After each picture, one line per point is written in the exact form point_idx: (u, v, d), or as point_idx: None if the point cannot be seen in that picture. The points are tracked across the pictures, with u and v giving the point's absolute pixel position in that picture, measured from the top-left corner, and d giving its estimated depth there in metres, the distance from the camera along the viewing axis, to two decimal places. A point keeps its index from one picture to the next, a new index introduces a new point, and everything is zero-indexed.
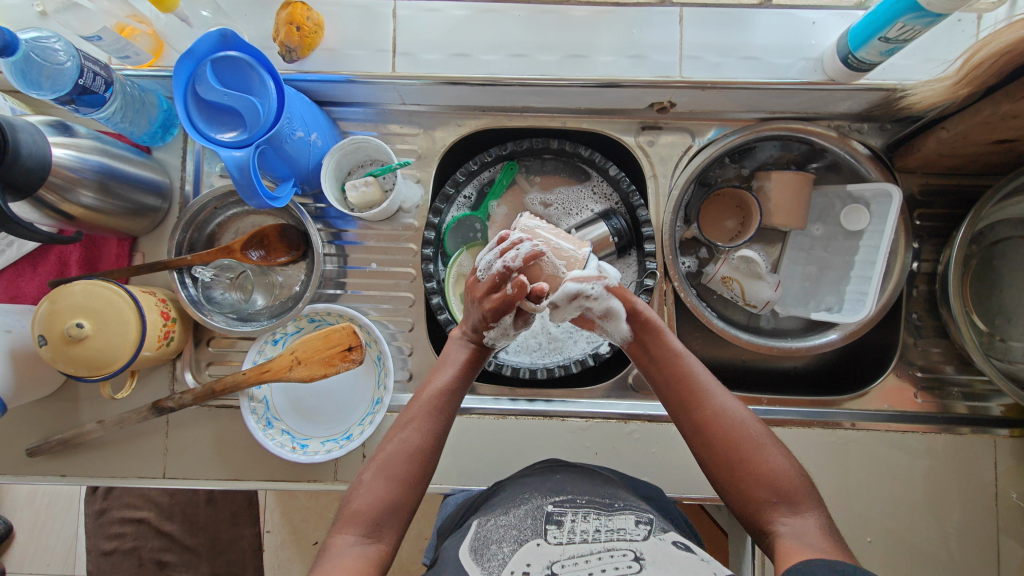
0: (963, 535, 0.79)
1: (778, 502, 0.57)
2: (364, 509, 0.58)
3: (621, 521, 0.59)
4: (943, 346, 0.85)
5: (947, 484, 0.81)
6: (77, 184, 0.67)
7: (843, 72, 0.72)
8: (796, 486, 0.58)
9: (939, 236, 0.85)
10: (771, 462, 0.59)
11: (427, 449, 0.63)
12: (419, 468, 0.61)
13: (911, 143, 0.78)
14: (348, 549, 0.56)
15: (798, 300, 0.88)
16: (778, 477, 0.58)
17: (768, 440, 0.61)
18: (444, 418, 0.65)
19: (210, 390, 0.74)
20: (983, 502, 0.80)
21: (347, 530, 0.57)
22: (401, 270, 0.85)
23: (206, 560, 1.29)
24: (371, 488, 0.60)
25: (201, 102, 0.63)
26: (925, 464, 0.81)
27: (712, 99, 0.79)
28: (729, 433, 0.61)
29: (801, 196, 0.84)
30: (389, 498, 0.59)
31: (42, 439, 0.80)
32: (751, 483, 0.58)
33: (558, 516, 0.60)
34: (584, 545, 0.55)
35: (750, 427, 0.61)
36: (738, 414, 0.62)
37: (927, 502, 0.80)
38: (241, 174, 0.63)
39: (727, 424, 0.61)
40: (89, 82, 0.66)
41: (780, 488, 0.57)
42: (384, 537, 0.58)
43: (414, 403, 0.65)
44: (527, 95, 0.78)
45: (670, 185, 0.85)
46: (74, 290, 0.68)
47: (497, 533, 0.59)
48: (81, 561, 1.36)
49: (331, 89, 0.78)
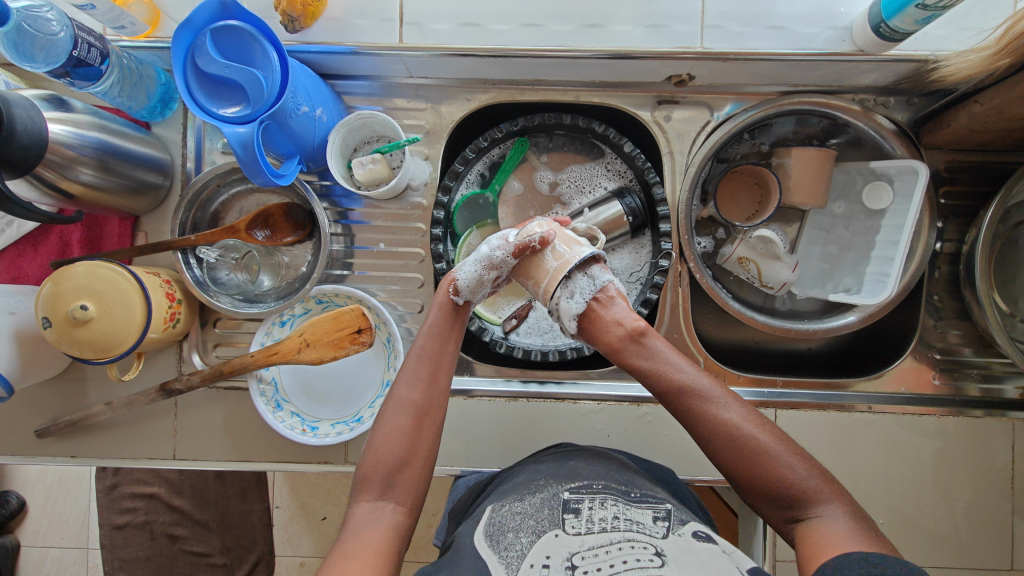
0: (970, 514, 0.79)
1: (792, 505, 0.55)
2: (376, 475, 0.58)
3: (640, 510, 0.59)
4: (963, 329, 0.82)
5: (958, 464, 0.80)
6: (76, 162, 0.65)
7: (874, 41, 0.68)
8: (809, 488, 0.54)
9: (963, 215, 0.82)
10: (782, 468, 0.55)
11: (425, 400, 0.61)
12: (419, 423, 0.60)
13: (940, 117, 0.75)
14: (370, 516, 0.55)
15: (815, 282, 0.86)
16: (787, 485, 0.55)
17: (779, 444, 0.57)
18: (438, 368, 0.63)
19: (218, 371, 0.73)
20: (993, 482, 0.79)
21: (364, 498, 0.57)
22: (409, 250, 0.83)
23: (217, 534, 1.30)
24: (376, 455, 0.59)
25: (203, 76, 0.60)
26: (935, 444, 0.80)
27: (733, 71, 0.75)
28: (735, 450, 0.57)
29: (821, 173, 0.82)
30: (397, 456, 0.58)
31: (51, 420, 0.79)
32: (763, 491, 0.56)
33: (576, 503, 0.60)
34: (603, 534, 0.55)
35: (751, 433, 0.57)
36: (741, 423, 0.58)
37: (936, 483, 0.79)
38: (245, 151, 0.61)
39: (730, 439, 0.58)
40: (84, 54, 0.63)
41: (792, 495, 0.55)
42: (401, 496, 0.57)
43: (410, 361, 0.63)
44: (541, 66, 0.75)
45: (687, 163, 0.82)
46: (77, 272, 0.67)
47: (512, 521, 0.59)
48: (94, 534, 1.38)
49: (336, 62, 0.75)
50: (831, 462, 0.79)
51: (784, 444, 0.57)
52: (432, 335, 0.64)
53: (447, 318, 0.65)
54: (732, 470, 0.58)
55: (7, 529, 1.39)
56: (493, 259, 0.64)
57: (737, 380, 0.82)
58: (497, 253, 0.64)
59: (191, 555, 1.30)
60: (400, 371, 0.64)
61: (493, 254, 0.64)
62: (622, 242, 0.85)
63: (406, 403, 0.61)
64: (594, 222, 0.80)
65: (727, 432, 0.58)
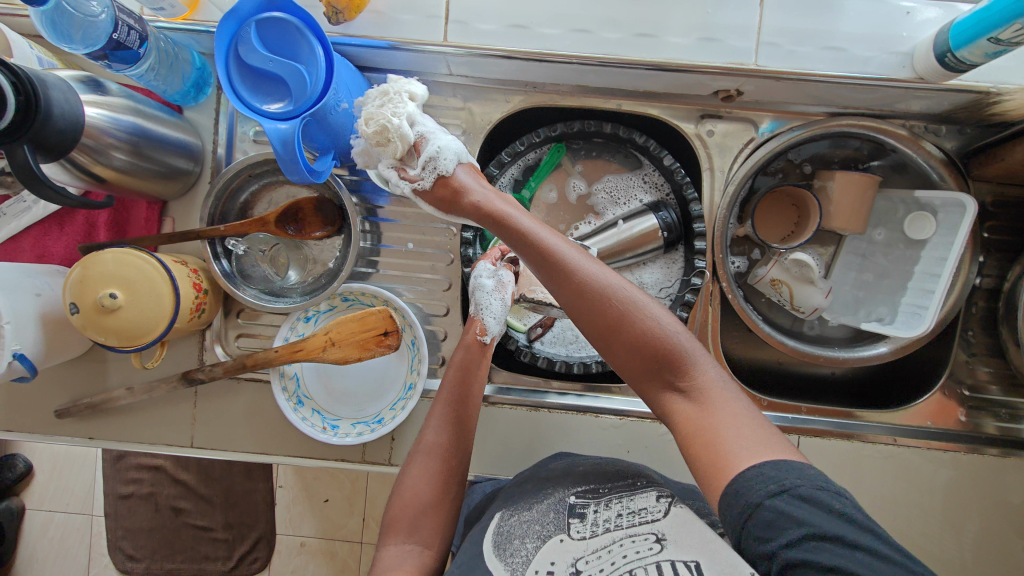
0: (977, 544, 0.78)
1: (665, 364, 0.55)
2: (403, 518, 0.63)
3: (643, 497, 0.59)
4: (995, 367, 0.81)
5: (970, 496, 0.78)
6: (109, 146, 0.64)
7: (937, 72, 0.66)
8: (679, 346, 0.55)
9: (1006, 251, 0.80)
10: (642, 325, 0.56)
11: (451, 445, 0.68)
12: (447, 468, 0.67)
13: (995, 150, 0.73)
14: (398, 557, 0.60)
15: (846, 309, 0.85)
16: (651, 341, 0.56)
17: (649, 301, 0.57)
18: (462, 414, 0.69)
19: (242, 364, 0.73)
20: (1004, 516, 0.78)
21: (393, 540, 0.62)
22: (437, 252, 0.81)
23: (220, 509, 1.31)
24: (406, 498, 0.64)
25: (244, 68, 0.58)
26: (948, 474, 0.79)
27: (783, 90, 0.73)
28: (604, 308, 0.57)
29: (864, 199, 0.80)
30: (423, 499, 0.64)
31: (69, 402, 0.79)
32: (626, 344, 0.56)
33: (582, 508, 0.60)
34: (607, 535, 0.56)
35: (623, 290, 0.58)
36: (604, 279, 0.58)
37: (948, 515, 0.78)
38: (285, 149, 0.59)
39: (570, 294, 0.58)
40: (124, 36, 0.61)
41: (671, 361, 0.55)
42: (427, 538, 0.62)
43: (437, 409, 0.70)
44: (585, 73, 0.73)
45: (727, 180, 0.80)
46: (106, 258, 0.66)
47: (519, 528, 0.60)
48: (100, 501, 1.39)
49: (376, 56, 0.73)
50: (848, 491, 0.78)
51: (654, 305, 0.58)
52: (456, 378, 0.71)
53: (477, 357, 0.72)
54: (596, 330, 0.58)
55: (13, 492, 1.40)
56: (503, 279, 0.75)
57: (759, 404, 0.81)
58: (501, 273, 0.76)
59: (195, 529, 1.32)
60: (429, 415, 0.70)
61: (500, 275, 0.76)
62: (654, 257, 0.84)
63: (432, 448, 0.67)
64: (629, 234, 0.78)
65: (590, 292, 0.57)
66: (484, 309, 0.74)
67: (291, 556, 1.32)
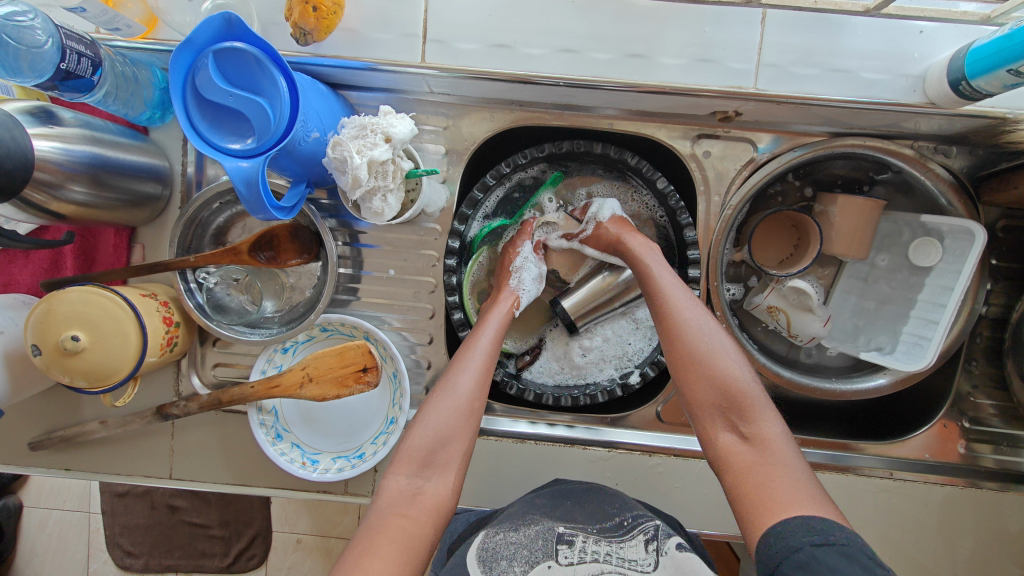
0: (972, 567, 0.75)
1: (735, 414, 0.57)
2: (419, 454, 0.59)
3: (632, 545, 0.59)
4: (998, 398, 0.78)
5: (965, 517, 0.76)
6: (66, 179, 0.60)
7: (949, 98, 0.62)
8: (754, 401, 0.58)
9: (1014, 279, 0.77)
10: (726, 367, 0.59)
11: (476, 388, 0.64)
12: (471, 409, 0.63)
13: (1008, 177, 0.70)
14: (404, 492, 0.57)
15: (844, 336, 0.82)
16: (730, 384, 0.58)
17: (736, 355, 0.60)
18: (489, 364, 0.66)
19: (216, 400, 0.71)
20: (1001, 541, 0.76)
21: (401, 472, 0.59)
22: (420, 279, 0.78)
23: (216, 507, 1.24)
24: (424, 430, 0.61)
25: (204, 102, 0.54)
26: (943, 492, 0.76)
27: (785, 112, 0.68)
28: (691, 343, 0.60)
29: (868, 224, 0.76)
30: (441, 433, 0.61)
31: (44, 433, 0.77)
32: (702, 376, 0.59)
33: (570, 536, 0.60)
34: (595, 565, 0.57)
35: (710, 327, 0.62)
36: (702, 320, 0.62)
37: (941, 537, 0.76)
38: (248, 188, 0.55)
39: (672, 326, 0.62)
40: (74, 65, 0.57)
41: (737, 403, 0.57)
42: (440, 476, 0.59)
43: (466, 352, 0.66)
44: (573, 95, 0.69)
45: (723, 205, 0.76)
46: (70, 296, 0.63)
47: (507, 551, 0.59)
48: (96, 498, 1.27)
49: (350, 76, 0.68)
50: None
51: (741, 359, 0.60)
52: (491, 326, 0.69)
53: (504, 310, 0.71)
54: (675, 358, 0.61)
55: (9, 490, 1.29)
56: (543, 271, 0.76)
57: None
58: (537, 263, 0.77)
59: (191, 526, 1.25)
60: (453, 360, 0.66)
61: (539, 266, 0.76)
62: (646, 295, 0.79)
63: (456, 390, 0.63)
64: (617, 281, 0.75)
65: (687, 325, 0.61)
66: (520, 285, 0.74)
67: (288, 552, 1.25)
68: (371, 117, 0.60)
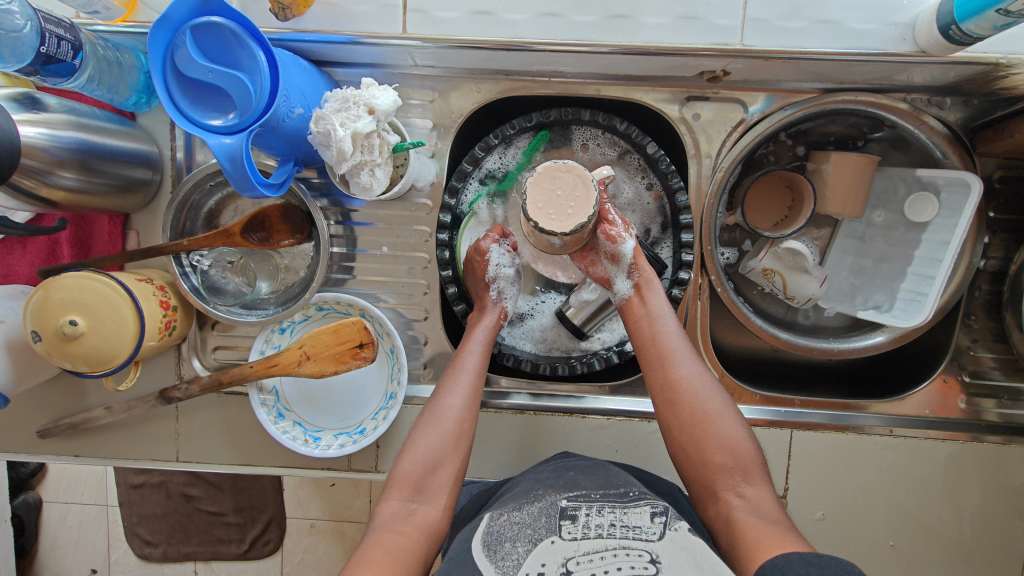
0: (979, 518, 0.77)
1: (736, 474, 0.60)
2: (411, 477, 0.62)
3: (637, 512, 0.56)
4: (998, 352, 0.78)
5: (970, 472, 0.77)
6: (54, 165, 0.61)
7: (939, 44, 0.61)
8: (750, 460, 0.61)
9: (1012, 230, 0.76)
10: (723, 429, 0.63)
11: (463, 410, 0.66)
12: (460, 430, 0.65)
13: (1002, 125, 0.69)
14: (399, 513, 0.59)
15: (841, 297, 0.82)
16: (731, 443, 0.62)
17: (730, 414, 0.64)
18: (477, 380, 0.68)
19: (217, 381, 0.71)
20: (1006, 492, 0.77)
21: (395, 496, 0.61)
22: (414, 255, 0.78)
23: (230, 495, 1.24)
24: (415, 453, 0.63)
25: (184, 79, 0.54)
26: (947, 447, 0.77)
27: (774, 69, 0.68)
28: (694, 404, 0.64)
29: (862, 179, 0.75)
30: (431, 457, 0.63)
31: (53, 420, 0.78)
32: (704, 436, 0.62)
33: (573, 510, 0.58)
34: (599, 540, 0.53)
35: (712, 391, 0.65)
36: (702, 383, 0.65)
37: (946, 490, 0.77)
38: (233, 166, 0.55)
39: (678, 383, 0.65)
40: (54, 49, 0.57)
41: (735, 459, 0.61)
42: (432, 499, 0.61)
43: (452, 373, 0.68)
44: (559, 60, 0.68)
45: (714, 167, 0.76)
46: (67, 282, 0.64)
47: (511, 531, 0.57)
48: (113, 491, 1.27)
49: (333, 51, 0.68)
50: (845, 480, 0.77)
51: (735, 418, 0.64)
52: (476, 351, 0.70)
53: (489, 326, 0.72)
54: (678, 418, 0.64)
55: (27, 485, 1.29)
56: (511, 270, 0.74)
57: (752, 399, 0.79)
58: (505, 267, 0.74)
59: (207, 514, 1.25)
60: (442, 379, 0.68)
61: (513, 266, 0.75)
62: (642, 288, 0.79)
63: (446, 414, 0.65)
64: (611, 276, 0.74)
65: (688, 389, 0.64)
66: (500, 274, 0.74)
67: (303, 537, 1.25)
68: (353, 89, 0.60)
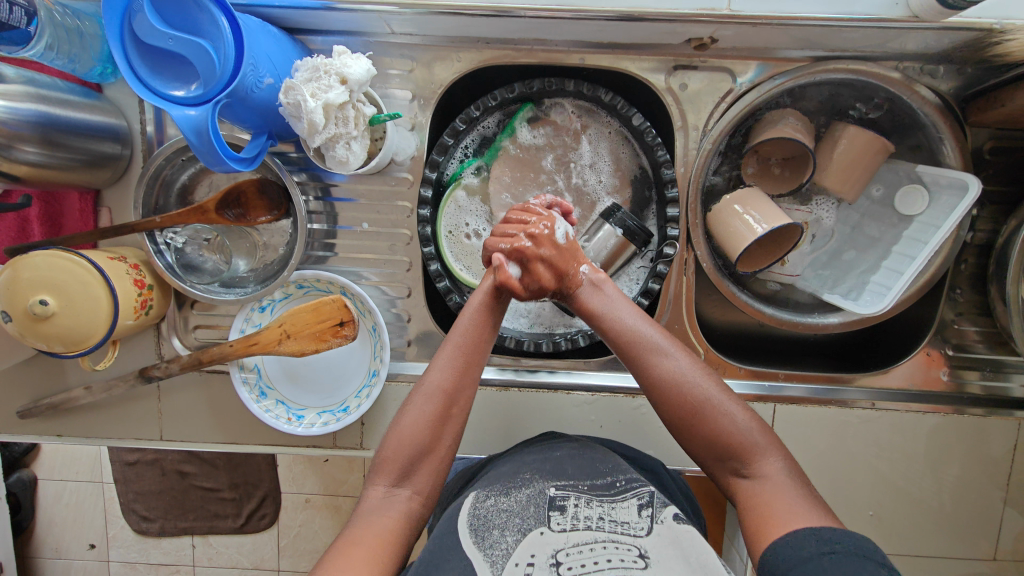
0: (958, 486, 0.78)
1: (734, 459, 0.56)
2: (397, 460, 0.58)
3: (624, 507, 0.53)
4: (983, 325, 0.78)
5: (951, 442, 0.78)
6: (15, 139, 0.59)
7: (934, 9, 0.58)
8: (751, 443, 0.56)
9: (999, 202, 0.76)
10: (721, 416, 0.57)
11: (455, 386, 0.60)
12: (447, 411, 0.60)
13: (995, 94, 0.67)
14: (380, 502, 0.57)
15: (817, 277, 0.81)
16: (722, 432, 0.57)
17: (722, 394, 0.58)
18: (472, 358, 0.61)
19: (197, 359, 0.70)
20: (985, 463, 0.78)
21: (379, 481, 0.58)
22: (396, 231, 0.77)
23: (224, 471, 1.23)
24: (400, 440, 0.58)
25: (144, 47, 0.52)
26: (930, 419, 0.77)
27: (763, 35, 0.66)
28: (681, 398, 0.58)
29: (870, 162, 0.73)
30: (420, 443, 0.58)
31: (33, 401, 0.77)
32: (697, 429, 0.58)
33: (562, 500, 0.54)
34: (587, 532, 0.51)
35: (700, 378, 0.58)
36: (687, 373, 0.58)
37: (927, 458, 0.78)
38: (199, 138, 0.53)
39: (656, 379, 0.59)
40: (6, 15, 0.54)
41: (735, 449, 0.56)
42: (417, 484, 0.58)
43: (445, 346, 0.62)
44: (541, 26, 0.65)
45: (701, 139, 0.74)
46: (35, 261, 0.62)
47: (499, 517, 0.53)
48: (107, 468, 1.26)
49: (306, 17, 0.65)
50: (828, 453, 0.78)
51: (728, 395, 0.59)
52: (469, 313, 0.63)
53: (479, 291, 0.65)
54: (670, 414, 0.58)
55: (21, 463, 1.28)
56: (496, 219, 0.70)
57: (737, 373, 0.79)
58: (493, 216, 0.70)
59: (202, 490, 1.25)
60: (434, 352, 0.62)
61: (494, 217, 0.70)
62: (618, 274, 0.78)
63: (435, 389, 0.60)
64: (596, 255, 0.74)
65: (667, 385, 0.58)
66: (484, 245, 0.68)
67: (298, 511, 1.25)
68: (325, 58, 0.58)
